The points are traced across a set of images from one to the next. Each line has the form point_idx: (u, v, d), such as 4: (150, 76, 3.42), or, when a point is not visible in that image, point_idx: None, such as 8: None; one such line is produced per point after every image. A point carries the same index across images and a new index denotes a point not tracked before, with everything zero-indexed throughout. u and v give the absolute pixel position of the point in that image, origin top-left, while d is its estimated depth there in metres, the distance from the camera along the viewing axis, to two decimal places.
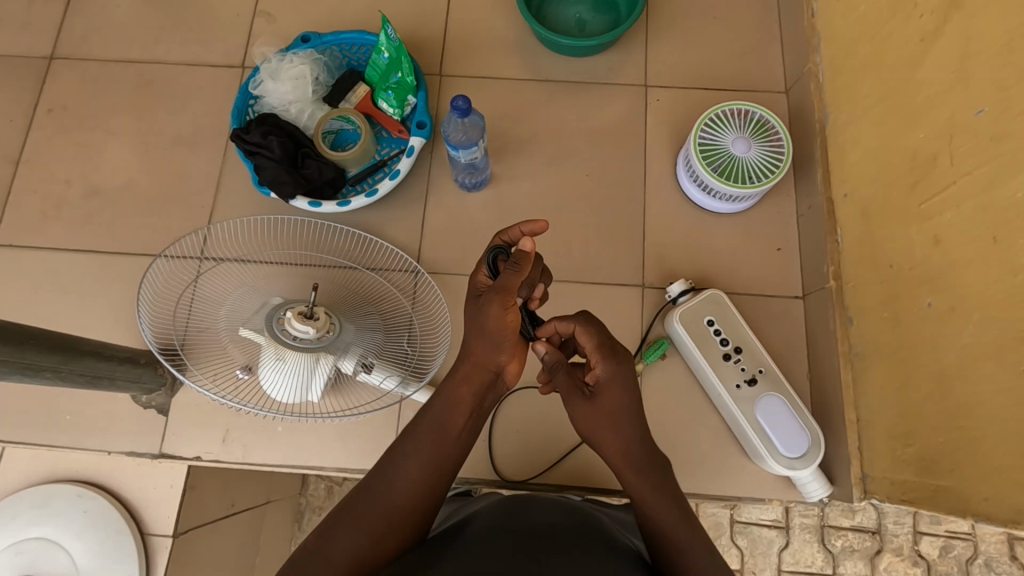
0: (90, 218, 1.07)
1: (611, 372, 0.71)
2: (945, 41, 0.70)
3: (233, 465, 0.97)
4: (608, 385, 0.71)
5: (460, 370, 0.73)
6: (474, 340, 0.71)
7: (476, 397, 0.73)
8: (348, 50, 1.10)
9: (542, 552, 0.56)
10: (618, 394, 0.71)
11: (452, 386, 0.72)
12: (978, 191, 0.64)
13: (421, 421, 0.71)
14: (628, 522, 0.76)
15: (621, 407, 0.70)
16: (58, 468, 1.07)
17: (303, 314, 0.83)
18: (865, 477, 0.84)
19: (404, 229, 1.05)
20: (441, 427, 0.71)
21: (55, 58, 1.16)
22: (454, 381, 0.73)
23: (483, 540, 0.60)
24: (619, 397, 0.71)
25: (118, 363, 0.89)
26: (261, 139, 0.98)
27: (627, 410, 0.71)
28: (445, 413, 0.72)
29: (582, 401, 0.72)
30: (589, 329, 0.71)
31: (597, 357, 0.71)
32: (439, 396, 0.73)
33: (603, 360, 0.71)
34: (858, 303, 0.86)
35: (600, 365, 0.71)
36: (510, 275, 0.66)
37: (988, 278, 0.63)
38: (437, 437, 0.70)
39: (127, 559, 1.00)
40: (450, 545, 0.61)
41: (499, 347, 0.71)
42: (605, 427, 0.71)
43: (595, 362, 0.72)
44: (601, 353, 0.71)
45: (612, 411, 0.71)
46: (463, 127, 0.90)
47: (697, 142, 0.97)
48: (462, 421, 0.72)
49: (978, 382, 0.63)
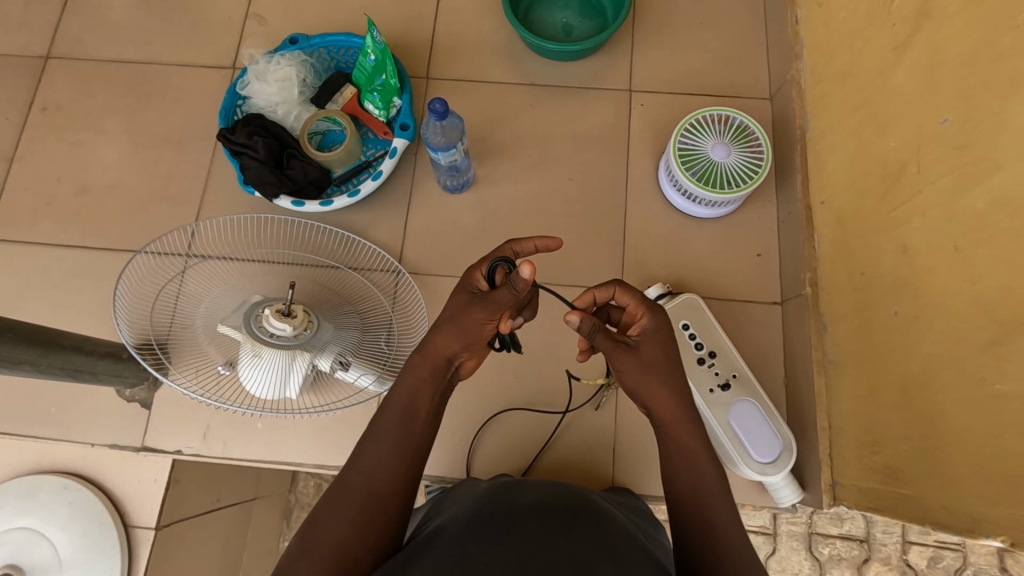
0: (81, 215, 1.09)
1: (656, 322, 0.68)
2: (916, 50, 0.70)
3: (212, 459, 0.99)
4: (653, 335, 0.68)
5: (417, 355, 0.71)
6: (449, 334, 0.70)
7: (439, 378, 0.71)
8: (336, 52, 1.11)
9: (533, 532, 0.57)
10: (663, 346, 0.68)
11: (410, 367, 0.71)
12: (941, 200, 0.65)
13: (386, 410, 0.68)
14: (637, 510, 0.80)
15: (667, 358, 0.68)
16: (44, 460, 1.09)
17: (281, 311, 0.84)
18: (835, 484, 0.84)
19: (386, 230, 1.06)
20: (406, 413, 0.68)
21: (50, 58, 1.19)
22: (415, 362, 0.71)
23: (471, 528, 0.60)
24: (663, 348, 0.68)
25: (100, 357, 0.91)
26: (246, 139, 1.00)
27: (672, 361, 0.68)
28: (407, 400, 0.69)
29: (628, 354, 0.68)
30: (629, 289, 0.68)
31: (643, 311, 0.68)
32: (398, 385, 0.70)
33: (650, 313, 0.68)
34: (833, 310, 0.86)
35: (644, 318, 0.68)
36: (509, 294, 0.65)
37: (949, 286, 0.63)
38: (402, 427, 0.67)
39: (109, 551, 1.01)
40: (438, 536, 0.61)
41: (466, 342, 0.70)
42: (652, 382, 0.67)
43: (640, 315, 0.68)
44: (645, 306, 0.68)
45: (659, 364, 0.68)
46: (442, 130, 0.91)
47: (676, 147, 0.97)
48: (425, 404, 0.70)
49: (939, 390, 0.63)
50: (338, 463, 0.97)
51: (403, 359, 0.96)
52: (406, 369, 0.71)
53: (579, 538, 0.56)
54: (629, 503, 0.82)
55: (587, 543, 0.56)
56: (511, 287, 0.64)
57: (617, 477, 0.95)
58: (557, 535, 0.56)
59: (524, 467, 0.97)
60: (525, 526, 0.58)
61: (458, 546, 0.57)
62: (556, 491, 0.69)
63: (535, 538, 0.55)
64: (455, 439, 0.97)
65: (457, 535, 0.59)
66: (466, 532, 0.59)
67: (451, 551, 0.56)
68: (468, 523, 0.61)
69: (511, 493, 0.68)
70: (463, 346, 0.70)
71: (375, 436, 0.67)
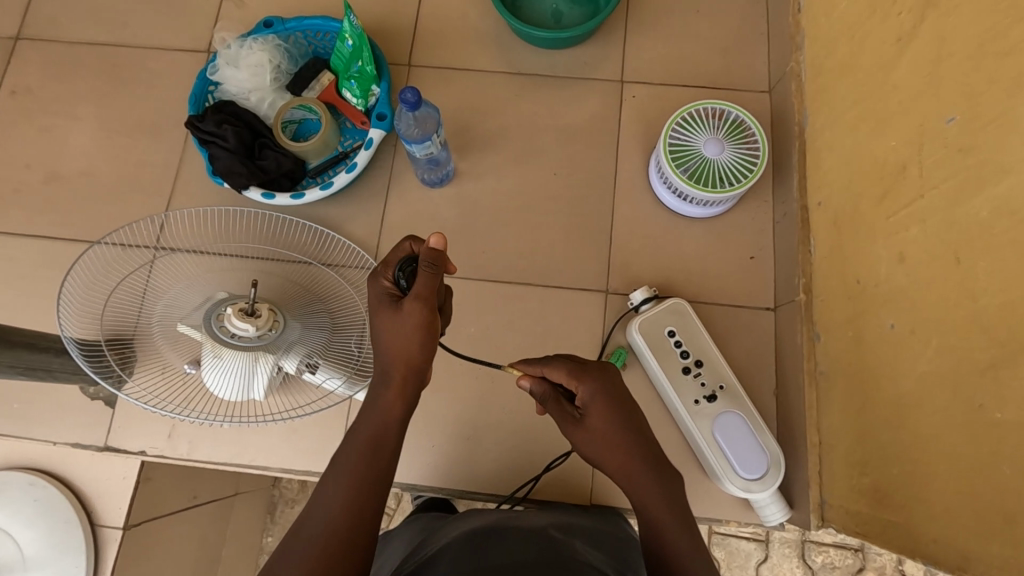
0: (49, 203, 1.05)
1: (594, 392, 0.64)
2: (920, 42, 0.65)
3: (177, 460, 0.96)
4: (592, 407, 0.64)
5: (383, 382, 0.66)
6: (398, 342, 0.65)
7: (405, 402, 0.66)
8: (313, 37, 1.06)
9: None
10: (605, 414, 0.64)
11: (378, 395, 0.65)
12: (942, 207, 0.60)
13: (353, 440, 0.64)
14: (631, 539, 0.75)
15: (611, 427, 0.64)
16: (12, 455, 1.05)
17: (243, 310, 0.80)
18: (823, 503, 0.79)
19: (362, 225, 1.01)
20: (373, 446, 0.63)
21: (21, 38, 1.14)
22: (381, 390, 0.66)
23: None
24: (608, 417, 0.64)
25: (54, 355, 0.90)
26: (215, 127, 0.96)
27: (619, 426, 0.64)
28: (375, 430, 0.64)
29: (574, 427, 0.66)
30: (555, 365, 0.65)
31: (575, 383, 0.64)
32: (365, 411, 0.66)
33: (583, 384, 0.64)
34: (826, 319, 0.82)
35: (580, 389, 0.64)
36: (428, 277, 0.63)
37: (948, 301, 0.58)
38: (368, 457, 0.62)
39: (74, 551, 0.98)
40: None
41: (421, 346, 0.65)
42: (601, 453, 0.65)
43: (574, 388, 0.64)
44: (576, 377, 0.64)
45: (608, 435, 0.64)
46: (417, 121, 0.87)
47: (667, 142, 0.92)
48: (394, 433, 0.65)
49: (934, 414, 0.59)
50: (308, 467, 0.93)
51: (375, 360, 0.91)
52: (373, 398, 0.66)
53: None
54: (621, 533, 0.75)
55: None
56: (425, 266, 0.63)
57: (596, 488, 0.91)
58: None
59: (501, 476, 0.92)
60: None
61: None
62: (541, 547, 0.63)
63: None
64: (430, 447, 0.93)
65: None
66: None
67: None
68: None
69: (491, 551, 0.62)
70: (419, 354, 0.65)
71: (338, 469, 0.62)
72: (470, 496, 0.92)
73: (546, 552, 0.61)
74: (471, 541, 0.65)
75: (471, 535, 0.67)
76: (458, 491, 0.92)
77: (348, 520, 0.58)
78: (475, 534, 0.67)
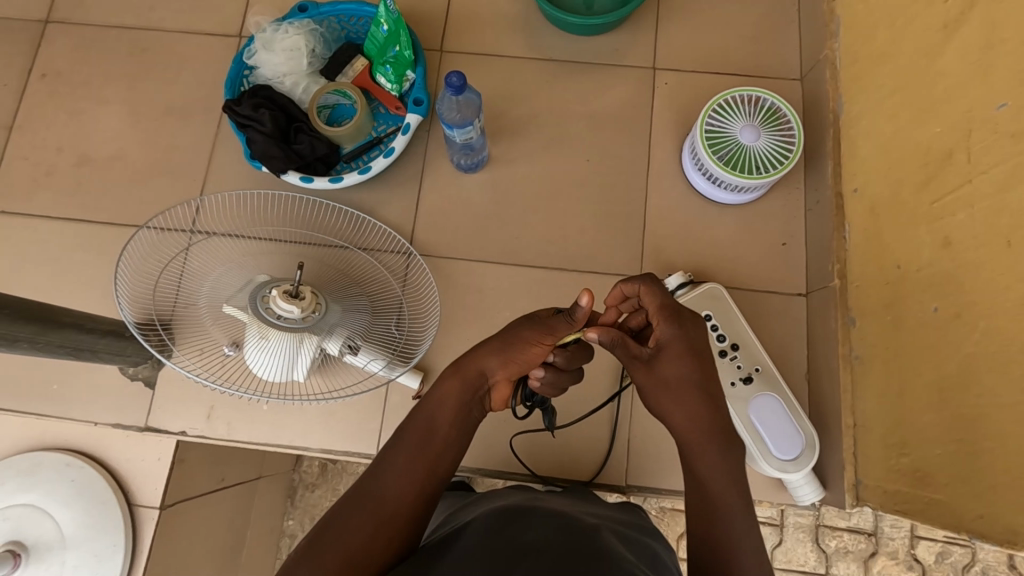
0: (80, 186, 1.06)
1: (674, 334, 0.66)
2: (969, 29, 0.66)
3: (216, 441, 0.97)
4: (668, 348, 0.66)
5: (451, 370, 0.69)
6: (490, 347, 0.68)
7: (463, 401, 0.68)
8: (347, 22, 1.07)
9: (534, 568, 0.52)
10: (682, 357, 0.65)
11: (441, 386, 0.68)
12: (992, 192, 0.61)
13: (413, 421, 0.67)
14: (651, 528, 0.74)
15: (684, 374, 0.65)
16: (46, 436, 1.05)
17: (288, 292, 0.80)
18: (858, 483, 0.81)
19: (396, 210, 1.02)
20: (430, 427, 0.66)
21: (50, 22, 1.14)
22: (442, 378, 0.69)
23: (473, 561, 0.55)
24: (684, 361, 0.65)
25: (101, 336, 0.88)
26: (251, 111, 0.96)
27: (692, 375, 0.65)
28: (433, 410, 0.67)
29: (643, 369, 0.67)
30: (653, 289, 0.69)
31: (659, 319, 0.68)
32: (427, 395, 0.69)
33: (667, 321, 0.67)
34: (862, 303, 0.83)
35: (661, 326, 0.67)
36: (561, 323, 0.68)
37: (998, 285, 0.59)
38: (422, 432, 0.66)
39: (112, 530, 0.97)
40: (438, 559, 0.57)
41: (507, 361, 0.68)
42: (671, 399, 0.65)
43: (657, 324, 0.68)
44: (663, 314, 0.68)
45: (676, 378, 0.65)
46: (457, 106, 0.87)
47: (703, 128, 0.93)
48: (449, 418, 0.67)
49: (982, 395, 0.60)
50: (344, 448, 0.94)
51: (415, 344, 0.94)
52: (438, 384, 0.69)
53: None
54: (644, 524, 0.74)
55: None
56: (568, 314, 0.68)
57: (631, 470, 0.93)
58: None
59: (538, 457, 0.94)
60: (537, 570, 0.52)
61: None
62: (572, 526, 0.63)
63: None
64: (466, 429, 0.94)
65: (460, 565, 0.54)
66: (469, 563, 0.54)
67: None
68: (472, 553, 0.56)
69: (521, 523, 0.62)
70: (499, 366, 0.68)
71: (398, 441, 0.66)
72: (505, 476, 0.94)
73: (577, 533, 0.61)
74: (503, 511, 0.65)
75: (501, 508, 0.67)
76: (493, 472, 0.94)
77: (396, 494, 0.62)
78: (507, 506, 0.67)
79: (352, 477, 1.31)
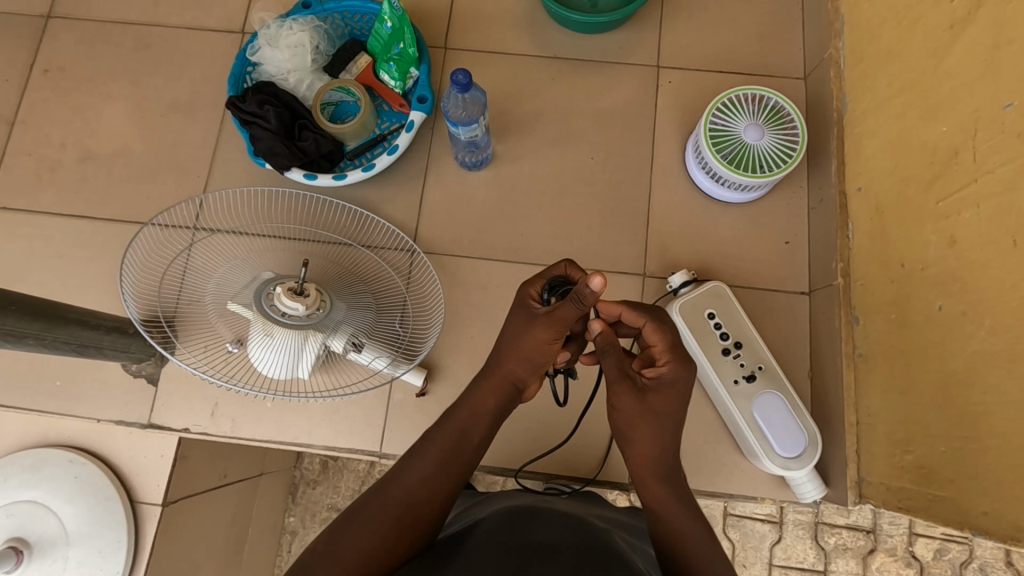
0: (84, 182, 1.05)
1: (676, 375, 0.66)
2: (975, 28, 0.66)
3: (221, 438, 0.97)
4: (667, 387, 0.66)
5: (484, 380, 0.70)
6: (511, 356, 0.69)
7: (499, 408, 0.70)
8: (350, 18, 1.07)
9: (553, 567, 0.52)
10: (676, 399, 0.66)
11: (474, 394, 0.70)
12: (998, 192, 0.61)
13: (441, 427, 0.68)
14: None
15: (672, 411, 0.66)
16: (49, 433, 1.04)
17: (293, 289, 0.80)
18: (861, 481, 0.82)
19: (400, 207, 1.02)
20: (459, 435, 0.67)
21: (53, 17, 1.13)
22: (478, 390, 0.70)
23: (489, 558, 0.55)
24: (676, 401, 0.66)
25: (105, 333, 0.88)
26: (256, 108, 0.96)
27: (676, 415, 0.66)
28: (464, 419, 0.68)
29: (632, 394, 0.66)
30: (663, 330, 0.68)
31: (667, 357, 0.67)
32: (458, 403, 0.70)
33: (674, 361, 0.67)
34: (865, 302, 0.83)
35: (667, 364, 0.67)
36: (568, 309, 0.63)
37: (1004, 284, 0.59)
38: (450, 442, 0.66)
39: (116, 527, 0.97)
40: (456, 556, 0.57)
41: (532, 367, 0.70)
42: (648, 431, 0.66)
43: (663, 360, 0.67)
44: (671, 353, 0.67)
45: (660, 413, 0.66)
46: (463, 103, 0.87)
47: (708, 127, 0.93)
48: (482, 428, 0.68)
49: (986, 393, 0.61)
50: (350, 446, 0.95)
51: (419, 341, 0.94)
52: (471, 393, 0.70)
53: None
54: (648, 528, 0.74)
55: None
56: (577, 299, 0.61)
57: None
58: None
59: (540, 453, 0.94)
60: (555, 570, 0.52)
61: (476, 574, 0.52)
62: (582, 528, 0.63)
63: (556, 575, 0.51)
64: None
65: (476, 562, 0.55)
66: (484, 560, 0.55)
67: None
68: (487, 551, 0.56)
69: (534, 523, 0.62)
70: (527, 371, 0.70)
71: (423, 448, 0.66)
72: (508, 473, 0.94)
73: (587, 534, 0.61)
74: (513, 511, 0.65)
75: (512, 507, 0.67)
76: (496, 468, 0.94)
77: (415, 496, 0.62)
78: (518, 507, 0.67)
79: (353, 474, 1.31)
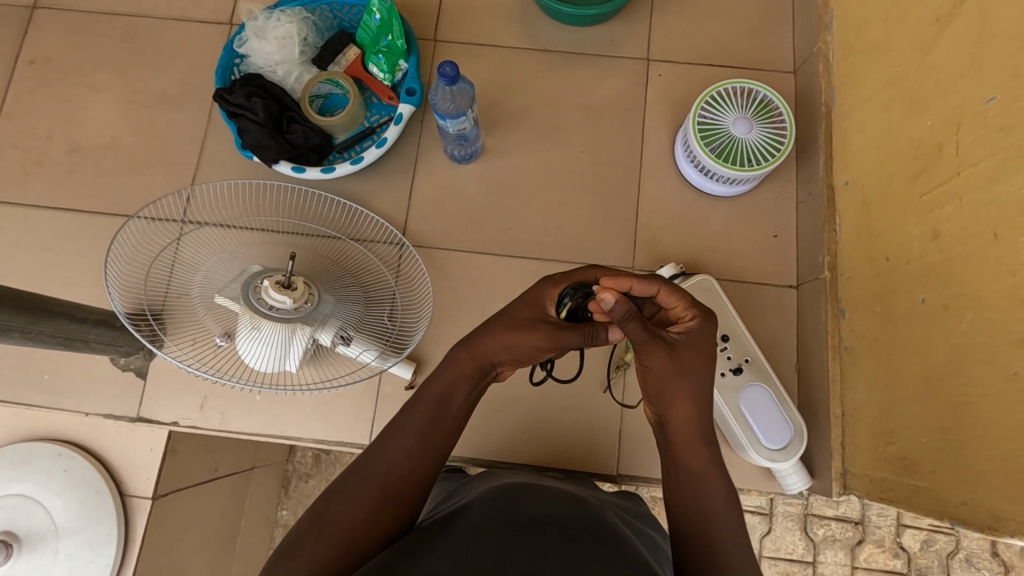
0: (71, 174, 1.05)
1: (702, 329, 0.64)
2: (960, 24, 0.66)
3: (209, 431, 0.97)
4: (700, 342, 0.64)
5: (463, 350, 0.68)
6: (501, 341, 0.66)
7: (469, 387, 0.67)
8: (339, 10, 1.06)
9: (543, 545, 0.52)
10: (704, 353, 0.64)
11: (453, 358, 0.68)
12: (982, 185, 0.61)
13: (417, 401, 0.66)
14: (648, 516, 0.75)
15: (705, 369, 0.64)
16: (40, 426, 1.04)
17: (280, 282, 0.80)
18: (845, 472, 0.82)
19: (390, 201, 1.02)
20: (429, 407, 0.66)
21: (38, 7, 1.12)
22: (453, 363, 0.68)
23: (479, 534, 0.55)
24: (706, 359, 0.64)
25: (92, 326, 0.88)
26: (243, 100, 0.95)
27: (710, 371, 0.64)
28: (443, 395, 0.66)
29: (661, 352, 0.62)
30: (676, 288, 0.65)
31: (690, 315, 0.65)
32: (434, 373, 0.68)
33: (697, 315, 0.65)
34: (851, 295, 0.84)
35: (690, 320, 0.65)
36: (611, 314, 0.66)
37: (985, 277, 0.60)
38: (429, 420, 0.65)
39: (105, 520, 0.96)
40: (446, 532, 0.58)
41: (517, 359, 0.67)
42: (682, 396, 0.63)
43: (688, 316, 0.65)
44: (693, 311, 0.65)
45: (697, 371, 0.63)
46: (451, 96, 0.88)
47: (696, 121, 0.93)
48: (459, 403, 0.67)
49: (966, 386, 0.61)
50: (339, 438, 0.95)
51: (406, 334, 0.94)
52: (446, 362, 0.68)
53: (590, 554, 0.52)
54: (634, 509, 0.74)
55: (598, 561, 0.52)
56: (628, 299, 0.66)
57: (622, 460, 0.93)
58: (572, 560, 0.51)
59: (528, 446, 0.94)
60: (544, 547, 0.52)
61: (463, 551, 0.52)
62: (573, 506, 0.63)
63: (546, 552, 0.51)
64: None
65: (467, 537, 0.55)
66: (474, 536, 0.55)
67: (453, 556, 0.52)
68: (478, 526, 0.57)
69: (525, 500, 0.63)
70: (508, 358, 0.67)
71: (403, 421, 0.65)
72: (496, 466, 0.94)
73: (580, 512, 0.61)
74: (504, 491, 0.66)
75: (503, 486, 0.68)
76: (485, 461, 0.94)
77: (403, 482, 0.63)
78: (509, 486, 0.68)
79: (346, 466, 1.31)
